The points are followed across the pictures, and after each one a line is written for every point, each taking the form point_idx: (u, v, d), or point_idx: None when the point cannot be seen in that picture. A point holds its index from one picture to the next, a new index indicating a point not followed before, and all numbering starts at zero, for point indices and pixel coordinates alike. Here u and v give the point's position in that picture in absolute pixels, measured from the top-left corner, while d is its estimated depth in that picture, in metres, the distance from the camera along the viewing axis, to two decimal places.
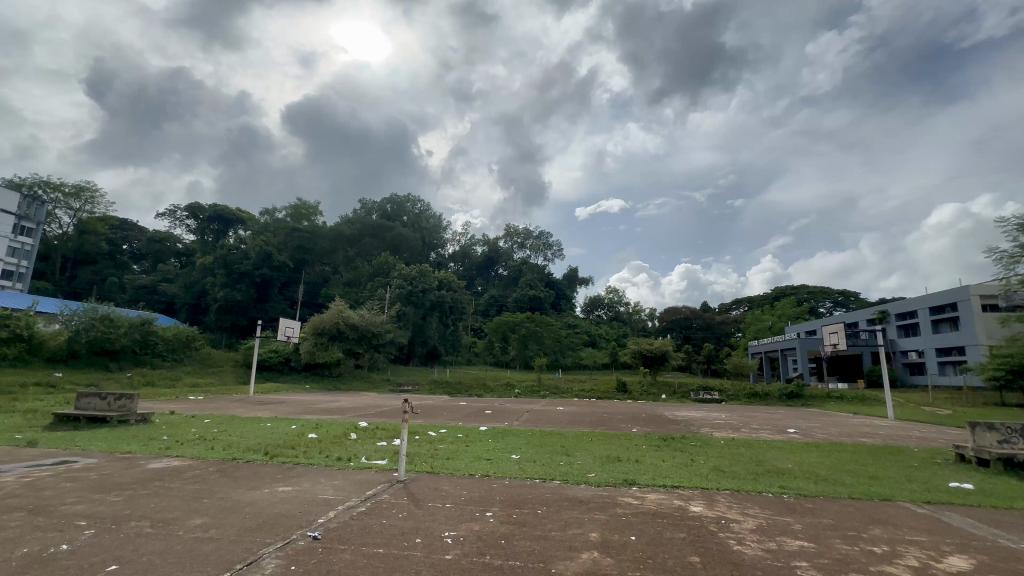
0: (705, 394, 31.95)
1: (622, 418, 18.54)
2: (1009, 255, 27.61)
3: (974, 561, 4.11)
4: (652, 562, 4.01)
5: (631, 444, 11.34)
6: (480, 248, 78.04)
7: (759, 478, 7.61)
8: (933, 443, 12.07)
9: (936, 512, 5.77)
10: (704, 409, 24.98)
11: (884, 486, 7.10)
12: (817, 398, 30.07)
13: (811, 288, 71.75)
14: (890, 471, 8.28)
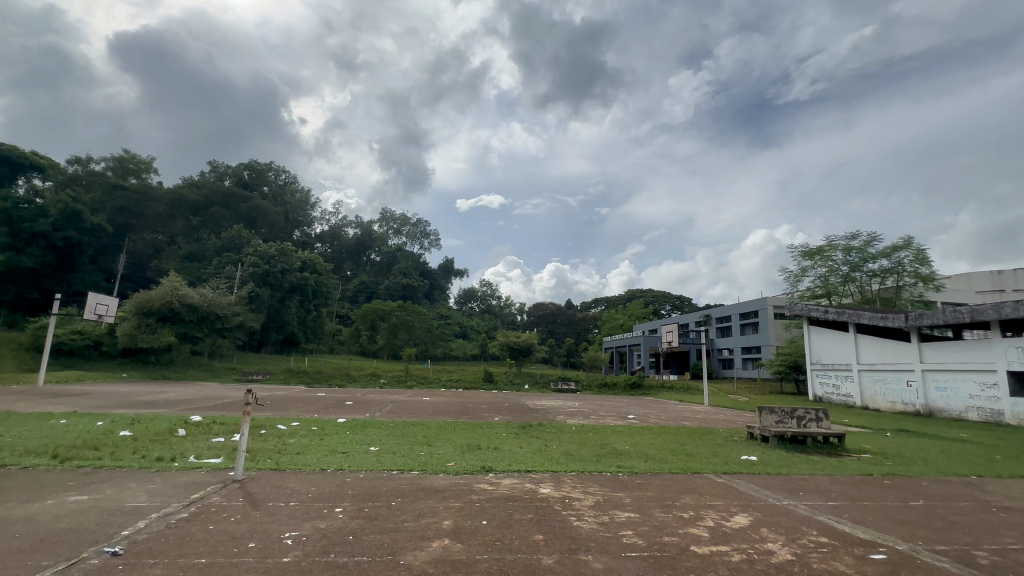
0: (563, 385, 34.57)
1: (487, 408, 19.06)
2: (794, 273, 34.93)
3: (752, 518, 5.11)
4: (500, 544, 4.18)
5: (493, 432, 11.68)
6: (352, 230, 73.35)
7: (601, 459, 8.46)
8: (733, 425, 14.70)
9: (729, 480, 7.05)
10: (561, 399, 26.96)
11: (696, 461, 8.45)
12: (653, 388, 34.54)
13: (656, 292, 82.05)
14: (701, 448, 9.89)
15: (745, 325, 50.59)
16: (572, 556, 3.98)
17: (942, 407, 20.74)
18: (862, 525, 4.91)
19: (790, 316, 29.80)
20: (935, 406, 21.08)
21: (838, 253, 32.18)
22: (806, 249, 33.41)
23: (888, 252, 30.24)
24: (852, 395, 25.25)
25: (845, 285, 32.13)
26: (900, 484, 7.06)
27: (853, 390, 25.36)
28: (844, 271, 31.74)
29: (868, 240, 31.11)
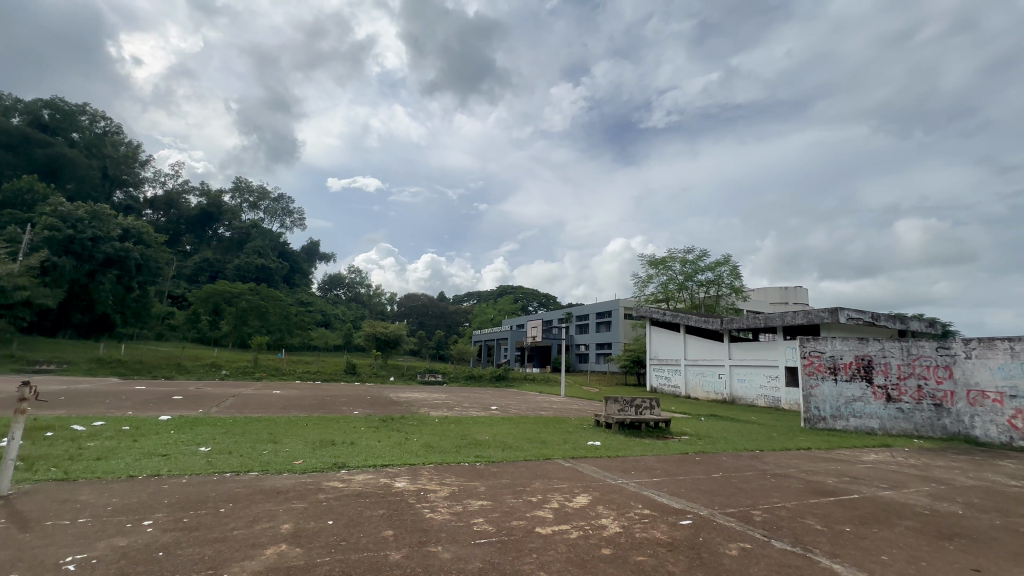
0: (430, 377, 34.38)
1: (347, 401, 18.04)
2: (642, 279, 39.50)
3: (590, 497, 5.64)
4: (344, 544, 3.95)
5: (350, 427, 11.06)
6: (196, 198, 63.03)
7: (461, 450, 8.56)
8: (584, 413, 16.14)
9: (575, 464, 7.70)
10: (427, 391, 26.79)
11: (549, 448, 9.06)
12: (517, 379, 36.25)
13: (525, 290, 86.01)
14: (554, 436, 10.63)
15: (600, 323, 55.81)
16: (421, 548, 3.94)
17: (742, 395, 25.34)
18: (676, 497, 5.74)
19: (636, 316, 33.67)
20: (736, 395, 25.66)
21: (677, 264, 37.30)
22: (653, 258, 38.01)
23: (713, 267, 35.97)
24: (679, 386, 29.55)
25: (680, 293, 37.33)
26: (706, 460, 8.45)
27: (680, 382, 29.66)
28: (680, 280, 36.88)
29: (699, 255, 36.63)
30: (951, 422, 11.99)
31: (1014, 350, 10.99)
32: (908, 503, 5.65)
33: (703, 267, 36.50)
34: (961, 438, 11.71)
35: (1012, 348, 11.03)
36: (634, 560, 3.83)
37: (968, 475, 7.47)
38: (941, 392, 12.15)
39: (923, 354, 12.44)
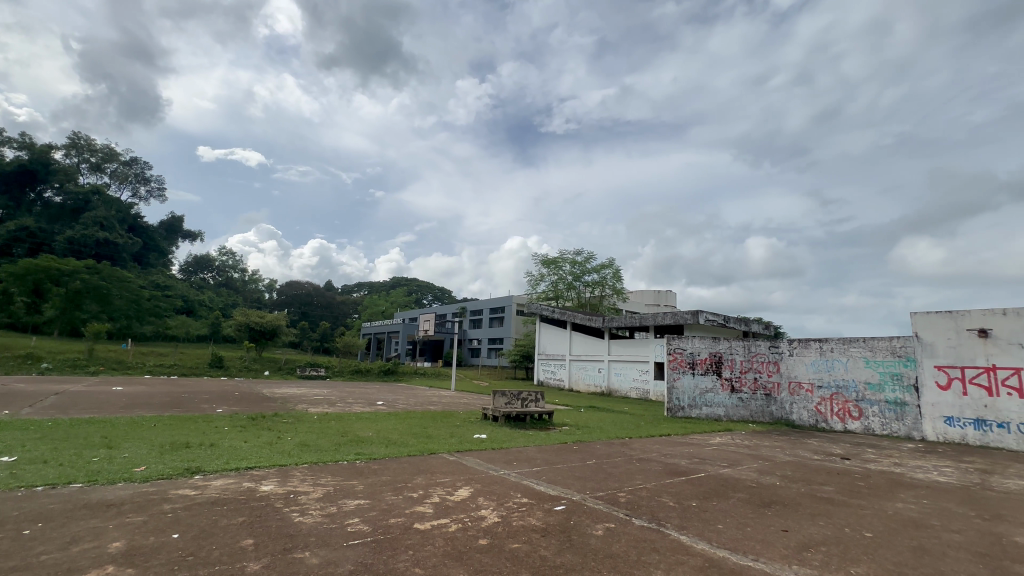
0: (311, 371, 32.02)
1: (208, 398, 16.04)
2: (535, 277, 41.03)
3: (472, 490, 5.72)
4: (192, 560, 3.50)
5: (210, 427, 9.83)
6: (12, 150, 50.93)
7: (340, 449, 8.09)
8: (471, 407, 16.32)
9: (460, 458, 7.73)
10: (306, 386, 24.92)
11: (435, 443, 8.98)
12: (406, 373, 35.36)
13: (420, 283, 84.26)
14: (440, 430, 10.56)
15: (493, 318, 56.76)
16: (285, 556, 3.63)
17: (617, 388, 27.62)
18: (553, 484, 6.06)
19: (528, 312, 34.94)
20: (612, 387, 27.91)
21: (567, 264, 39.39)
22: (546, 258, 39.69)
23: (598, 269, 38.63)
24: (563, 379, 31.34)
25: (568, 292, 39.49)
26: (582, 448, 9.07)
27: (564, 375, 31.45)
28: (569, 279, 39.01)
29: (587, 257, 39.08)
30: (777, 408, 14.29)
31: (823, 349, 13.45)
32: (741, 478, 6.63)
33: (590, 269, 39.01)
34: (783, 422, 14.03)
35: (821, 348, 13.49)
36: (510, 548, 3.96)
37: (785, 452, 9.00)
38: (771, 384, 14.43)
39: (760, 352, 14.68)
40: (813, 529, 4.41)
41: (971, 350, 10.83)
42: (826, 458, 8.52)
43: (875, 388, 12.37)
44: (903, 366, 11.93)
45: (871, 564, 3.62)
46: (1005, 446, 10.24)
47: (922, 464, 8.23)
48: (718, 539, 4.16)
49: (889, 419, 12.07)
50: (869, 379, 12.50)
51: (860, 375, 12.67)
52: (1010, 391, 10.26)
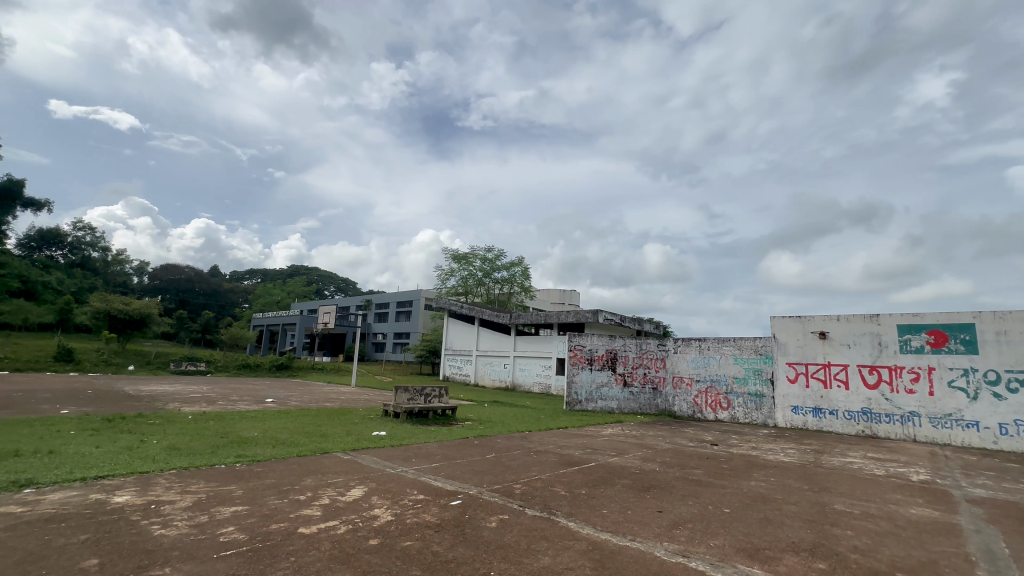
0: (189, 366, 28.59)
1: (48, 396, 13.62)
2: (445, 272, 40.65)
3: (366, 489, 5.50)
4: None
5: (51, 432, 8.34)
6: None
7: (217, 451, 7.33)
8: (372, 403, 15.75)
9: (354, 457, 7.39)
10: (182, 383, 22.21)
11: (328, 442, 8.49)
12: (302, 369, 33.04)
13: (322, 273, 79.12)
14: (336, 429, 10.02)
15: (399, 312, 55.18)
16: None
17: (521, 383, 28.39)
18: (451, 479, 6.05)
19: (436, 306, 34.57)
20: (517, 382, 28.63)
21: (477, 260, 39.57)
22: (457, 253, 39.52)
23: (507, 266, 39.29)
24: (469, 374, 31.53)
25: (478, 288, 39.70)
26: (483, 442, 9.18)
27: (470, 370, 31.65)
28: (479, 276, 39.23)
29: (498, 255, 39.55)
30: (662, 401, 15.63)
31: (702, 347, 14.99)
32: (627, 465, 7.18)
33: (500, 266, 39.54)
34: (666, 413, 15.40)
35: (700, 346, 15.03)
36: (401, 546, 3.87)
37: (666, 440, 9.91)
38: (658, 378, 15.74)
39: (649, 349, 15.98)
40: (683, 508, 4.92)
41: (814, 349, 12.79)
42: (699, 444, 9.53)
43: (741, 382, 14.06)
44: (763, 363, 13.71)
45: (727, 535, 4.12)
46: (835, 430, 12.25)
47: (773, 446, 9.56)
48: (603, 523, 4.46)
49: (751, 408, 13.79)
50: (737, 374, 14.17)
51: (730, 370, 14.32)
52: (840, 383, 12.30)
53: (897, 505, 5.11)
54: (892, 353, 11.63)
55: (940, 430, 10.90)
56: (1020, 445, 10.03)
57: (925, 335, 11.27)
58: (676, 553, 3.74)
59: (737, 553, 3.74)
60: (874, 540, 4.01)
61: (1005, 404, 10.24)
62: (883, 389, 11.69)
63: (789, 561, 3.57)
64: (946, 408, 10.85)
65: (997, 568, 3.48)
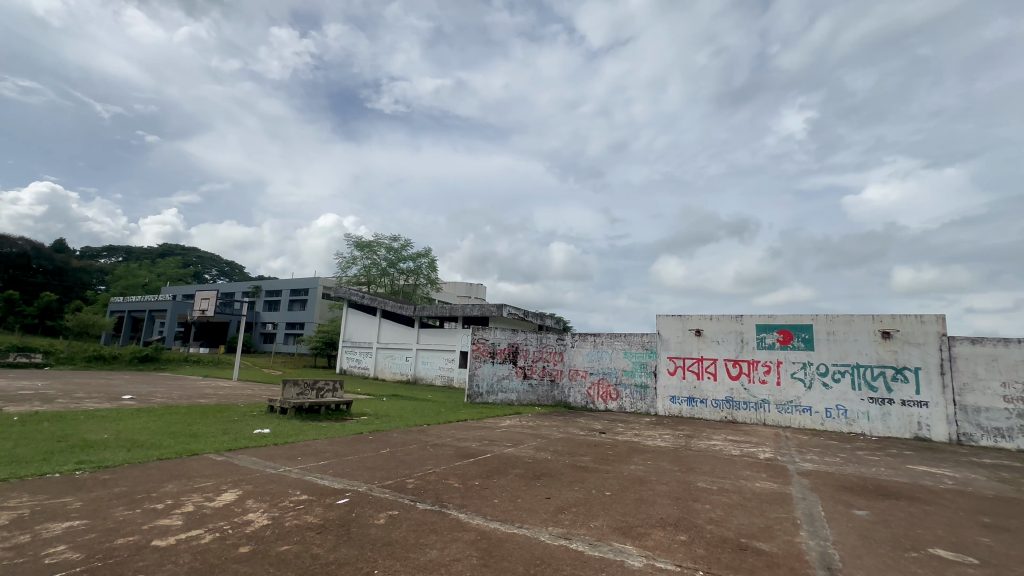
0: (21, 358, 23.87)
1: None
2: (346, 260, 38.53)
3: (240, 492, 5.03)
4: None
5: None
6: None
7: (52, 458, 6.21)
8: (256, 398, 14.46)
9: (230, 457, 6.73)
10: (6, 377, 18.38)
11: (200, 442, 7.62)
12: (173, 361, 29.26)
13: (201, 253, 70.43)
14: (209, 427, 9.01)
15: (293, 301, 51.19)
16: None
17: (423, 376, 27.96)
18: (340, 477, 5.75)
19: (334, 295, 32.71)
20: (418, 375, 28.15)
21: (382, 249, 38.06)
22: (360, 241, 37.64)
23: (413, 257, 38.29)
24: (369, 367, 30.37)
25: (382, 278, 38.26)
26: (378, 437, 8.88)
27: (369, 363, 30.50)
28: (384, 265, 37.81)
29: (404, 245, 38.40)
30: (558, 392, 16.40)
31: (596, 341, 15.95)
32: (521, 455, 7.40)
33: (406, 256, 38.44)
34: (561, 404, 16.19)
35: (595, 340, 15.97)
36: (277, 551, 3.60)
37: (559, 430, 10.41)
38: (556, 371, 16.47)
39: (549, 344, 16.64)
40: (569, 493, 5.20)
41: (691, 345, 14.26)
42: (588, 433, 10.13)
43: (629, 374, 15.22)
44: (648, 357, 14.97)
45: (605, 516, 4.43)
46: (704, 416, 13.79)
47: (652, 433, 10.50)
48: (493, 513, 4.56)
49: (637, 398, 15.00)
50: (626, 367, 15.31)
51: (619, 364, 15.43)
52: (710, 374, 13.86)
53: (745, 480, 5.90)
54: (751, 348, 13.37)
55: (783, 414, 12.79)
56: (839, 425, 12.14)
57: (776, 334, 13.12)
58: (559, 536, 3.94)
59: (612, 532, 4.04)
60: (726, 511, 4.58)
61: (831, 391, 12.30)
62: (743, 380, 13.40)
63: (656, 535, 3.95)
64: (789, 396, 12.76)
65: (815, 528, 4.16)
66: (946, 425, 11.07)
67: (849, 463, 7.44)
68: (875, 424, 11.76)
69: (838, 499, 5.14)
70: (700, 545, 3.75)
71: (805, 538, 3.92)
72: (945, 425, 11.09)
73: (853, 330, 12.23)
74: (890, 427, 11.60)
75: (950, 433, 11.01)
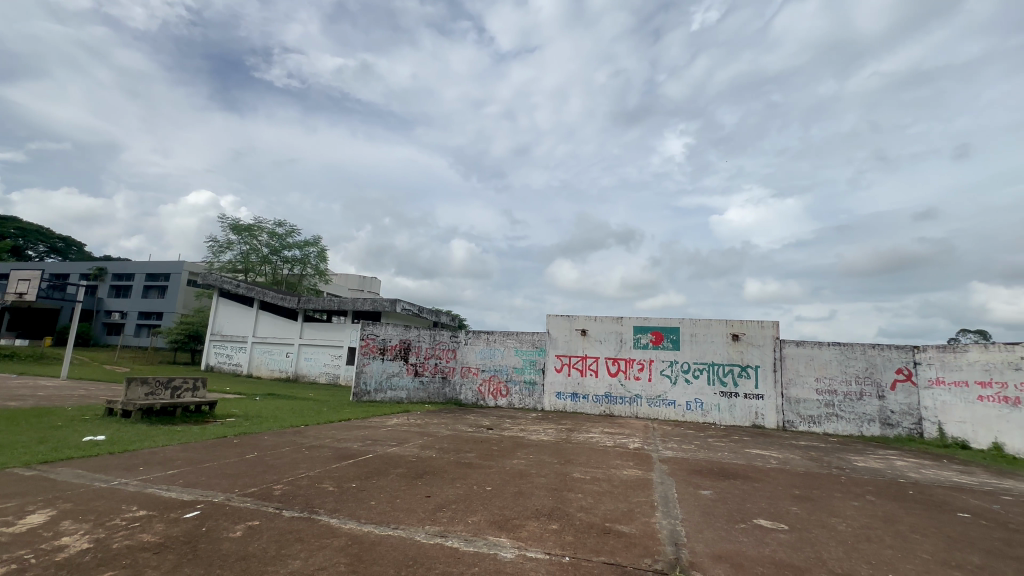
0: None
1: None
2: (219, 244, 34.36)
3: (54, 512, 4.19)
4: None
5: None
6: None
7: None
8: (91, 400, 12.24)
9: (45, 471, 5.58)
10: None
11: (4, 454, 6.22)
12: None
13: (22, 225, 57.63)
14: (20, 435, 7.40)
15: (149, 287, 44.32)
16: None
17: (305, 373, 26.01)
18: (190, 488, 5.08)
19: (202, 282, 29.00)
20: (300, 373, 26.13)
21: (263, 234, 34.58)
22: (237, 224, 33.80)
23: (300, 245, 35.35)
24: (242, 364, 27.52)
25: (261, 266, 34.80)
26: (245, 441, 8.04)
27: (243, 359, 27.65)
28: (265, 252, 34.41)
29: (289, 231, 35.29)
30: (449, 390, 16.30)
31: (489, 339, 16.17)
32: (404, 454, 7.21)
33: (291, 244, 35.34)
34: (452, 401, 16.13)
35: (488, 338, 16.18)
36: None
37: (447, 428, 10.35)
38: (448, 368, 16.36)
39: (442, 341, 16.46)
40: (450, 491, 5.18)
41: (576, 344, 15.14)
42: (476, 430, 10.21)
43: (519, 371, 15.68)
44: (537, 355, 15.56)
45: (483, 512, 4.49)
46: (585, 411, 14.72)
47: (537, 428, 10.92)
48: (367, 516, 4.37)
49: (525, 395, 15.52)
50: (516, 364, 15.76)
51: (510, 361, 15.82)
52: (592, 371, 14.84)
53: (615, 469, 6.41)
54: (628, 348, 14.59)
55: (652, 407, 14.16)
56: (696, 416, 13.76)
57: (650, 335, 14.46)
58: (435, 535, 3.90)
59: (489, 526, 4.10)
60: (595, 499, 4.92)
61: (691, 386, 13.90)
62: (620, 377, 14.55)
63: (530, 526, 4.09)
64: (658, 390, 14.16)
65: (668, 509, 4.66)
66: (776, 414, 13.13)
67: (701, 450, 8.48)
68: (724, 415, 13.55)
69: (689, 482, 5.82)
70: (569, 532, 3.97)
71: (659, 518, 4.35)
72: (774, 414, 13.16)
73: (710, 332, 13.94)
74: (734, 417, 13.45)
75: (778, 420, 13.08)
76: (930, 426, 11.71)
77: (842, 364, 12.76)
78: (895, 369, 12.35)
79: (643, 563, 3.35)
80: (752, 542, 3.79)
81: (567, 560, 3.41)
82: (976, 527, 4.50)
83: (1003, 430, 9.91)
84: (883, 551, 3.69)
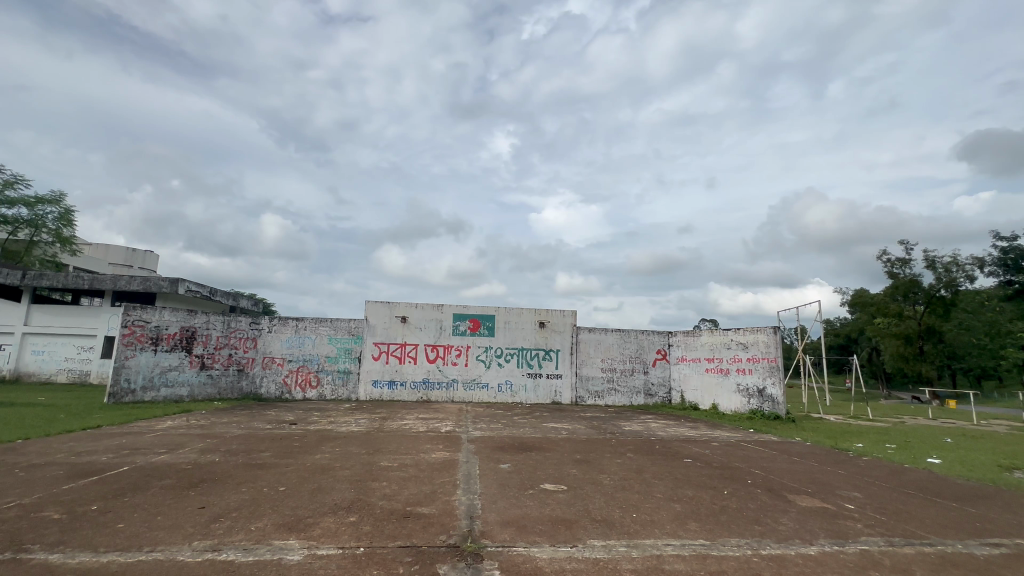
0: None
1: None
2: None
3: None
4: None
5: None
6: None
7: None
8: None
9: None
10: None
11: None
12: None
13: None
14: None
15: None
16: None
17: (32, 371, 19.77)
18: None
19: None
20: (23, 371, 19.76)
21: None
22: None
23: (29, 202, 26.43)
24: None
25: None
26: None
27: None
28: None
29: (10, 181, 26.09)
30: (247, 383, 14.32)
31: (298, 327, 14.66)
32: (174, 463, 6.05)
33: (13, 199, 26.17)
34: (250, 396, 14.20)
35: (297, 325, 14.65)
36: None
37: (239, 426, 9.10)
38: (245, 359, 14.31)
39: (239, 328, 14.28)
40: (230, 498, 4.53)
41: (395, 330, 14.86)
42: (276, 426, 9.18)
43: (332, 360, 14.65)
44: (354, 343, 14.76)
45: (272, 515, 4.06)
46: (402, 398, 14.60)
47: (348, 419, 10.39)
48: (110, 542, 3.54)
49: (338, 385, 14.59)
50: (329, 353, 14.68)
51: (322, 350, 14.65)
52: (411, 359, 14.78)
53: (423, 453, 6.53)
54: (447, 335, 14.94)
55: (468, 391, 14.82)
56: (506, 397, 14.92)
57: (468, 322, 15.05)
58: (205, 550, 3.38)
59: (276, 530, 3.74)
60: (399, 485, 4.92)
61: (503, 370, 14.97)
62: (438, 363, 14.83)
63: (325, 523, 3.87)
64: (473, 374, 14.87)
65: (468, 486, 4.93)
66: (571, 392, 15.08)
67: (506, 428, 9.22)
68: (529, 394, 14.99)
69: (490, 458, 6.27)
70: (367, 522, 3.89)
71: (460, 495, 4.58)
72: (570, 391, 15.10)
73: (522, 320, 15.20)
74: (538, 395, 15.00)
75: (572, 396, 15.07)
76: (676, 394, 14.97)
77: (621, 347, 15.32)
78: (656, 350, 15.35)
79: (438, 541, 3.48)
80: (537, 505, 4.28)
81: (361, 552, 3.33)
82: (694, 468, 5.93)
83: (719, 393, 13.28)
84: (631, 497, 4.57)
